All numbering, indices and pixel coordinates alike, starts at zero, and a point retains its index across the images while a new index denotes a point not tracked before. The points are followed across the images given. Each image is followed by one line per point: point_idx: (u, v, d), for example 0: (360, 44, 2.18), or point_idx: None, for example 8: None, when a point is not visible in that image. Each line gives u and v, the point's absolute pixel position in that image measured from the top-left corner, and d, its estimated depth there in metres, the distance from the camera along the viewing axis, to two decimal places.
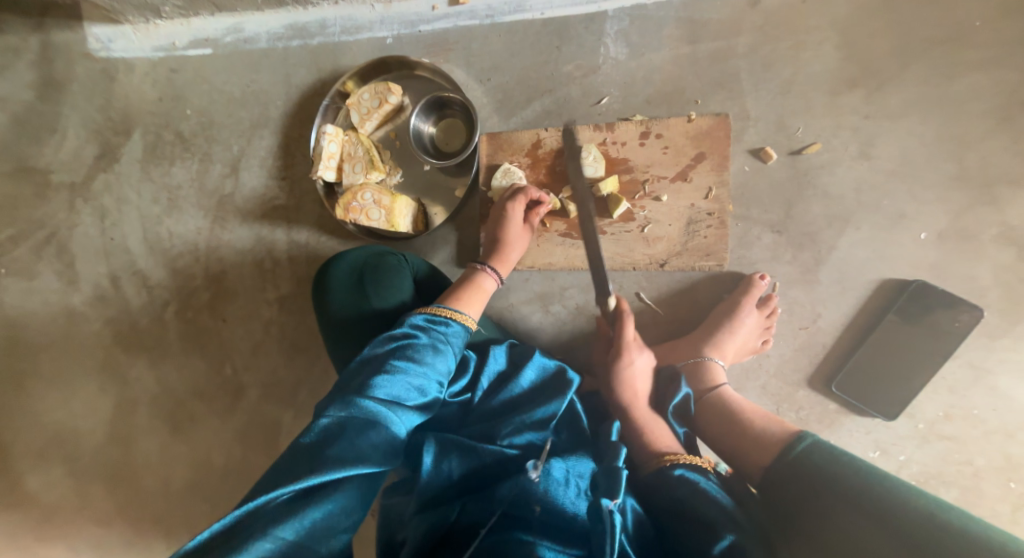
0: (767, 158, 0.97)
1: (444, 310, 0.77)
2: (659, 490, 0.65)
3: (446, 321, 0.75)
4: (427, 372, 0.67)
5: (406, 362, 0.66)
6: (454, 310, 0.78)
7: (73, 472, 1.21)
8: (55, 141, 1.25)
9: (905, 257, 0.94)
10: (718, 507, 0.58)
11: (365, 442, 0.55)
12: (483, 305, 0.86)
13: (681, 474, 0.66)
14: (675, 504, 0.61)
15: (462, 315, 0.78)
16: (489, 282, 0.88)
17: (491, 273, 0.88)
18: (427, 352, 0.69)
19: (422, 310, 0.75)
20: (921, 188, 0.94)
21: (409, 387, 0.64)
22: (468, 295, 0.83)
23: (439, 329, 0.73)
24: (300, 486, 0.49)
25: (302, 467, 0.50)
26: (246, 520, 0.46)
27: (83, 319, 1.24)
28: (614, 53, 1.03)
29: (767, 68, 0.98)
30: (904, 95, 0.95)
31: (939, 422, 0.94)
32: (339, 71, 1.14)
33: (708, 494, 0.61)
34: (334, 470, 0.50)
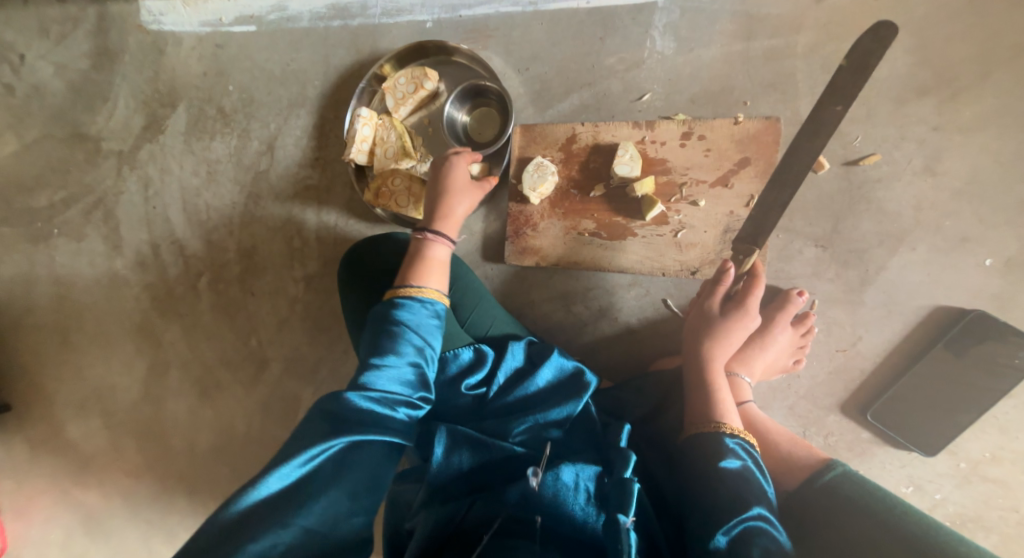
0: (818, 168, 0.89)
1: (398, 290, 0.71)
2: (698, 451, 0.62)
3: (398, 302, 0.69)
4: (413, 356, 0.63)
5: (384, 356, 0.61)
6: (412, 290, 0.72)
7: (107, 427, 1.28)
8: (107, 110, 1.29)
9: (963, 284, 0.87)
10: (754, 490, 0.55)
11: (377, 420, 0.55)
12: (444, 276, 0.79)
13: (732, 444, 0.61)
14: (709, 471, 0.58)
15: (414, 289, 0.71)
16: (437, 250, 0.80)
17: (441, 240, 0.80)
18: (404, 343, 0.64)
19: (382, 301, 0.70)
20: (989, 210, 0.86)
21: (390, 380, 0.60)
22: (421, 271, 0.77)
23: (399, 314, 0.67)
24: (327, 453, 0.50)
25: (324, 443, 0.52)
26: (275, 494, 0.47)
27: (124, 282, 1.29)
28: (661, 47, 0.98)
29: (826, 70, 0.91)
30: (979, 107, 0.86)
31: (984, 463, 0.87)
32: (377, 53, 1.13)
33: (750, 477, 0.57)
34: (353, 448, 0.52)
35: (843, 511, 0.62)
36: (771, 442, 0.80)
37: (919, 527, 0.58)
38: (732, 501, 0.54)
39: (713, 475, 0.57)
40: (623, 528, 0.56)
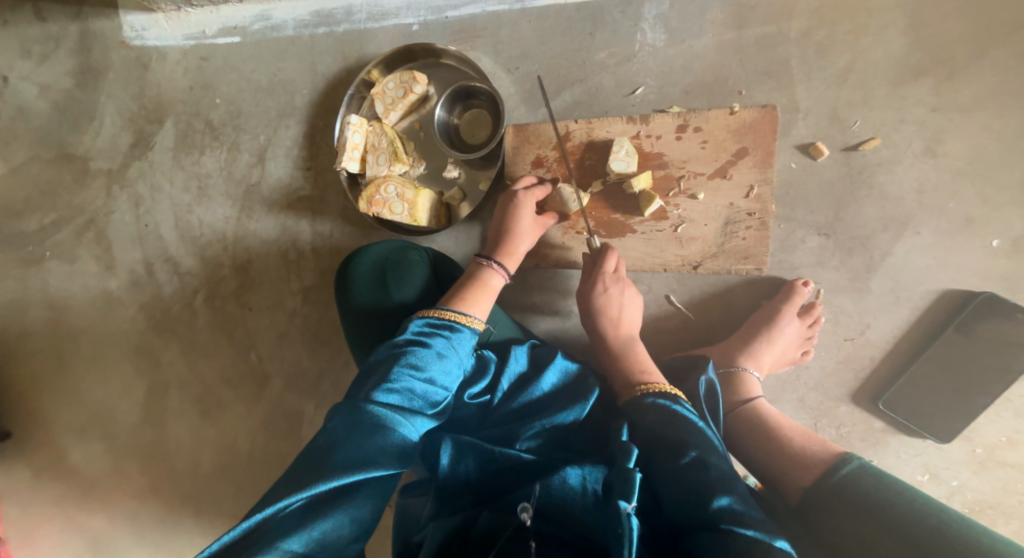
0: (817, 155, 0.89)
1: (451, 313, 0.76)
2: (647, 416, 0.63)
3: (451, 326, 0.74)
4: (432, 378, 0.67)
5: (409, 371, 0.66)
6: (460, 313, 0.77)
7: (110, 450, 1.26)
8: (93, 129, 1.28)
9: (971, 267, 0.86)
10: (708, 447, 0.57)
11: (370, 445, 0.55)
12: (491, 304, 0.84)
13: (652, 402, 0.64)
14: (656, 431, 0.60)
15: (466, 317, 0.77)
16: (493, 277, 0.85)
17: (499, 271, 0.85)
18: (424, 362, 0.68)
19: (426, 314, 0.75)
20: (993, 190, 0.85)
21: (411, 394, 0.64)
22: (473, 296, 0.82)
23: (443, 335, 0.72)
24: (310, 493, 0.50)
25: (309, 475, 0.52)
26: (261, 530, 0.47)
27: (119, 303, 1.27)
28: (651, 40, 0.96)
29: (821, 55, 0.90)
30: (979, 85, 0.85)
31: (1000, 448, 0.86)
32: (364, 59, 1.11)
33: (704, 436, 0.58)
34: (340, 478, 0.51)
35: (860, 503, 0.60)
36: (783, 436, 0.77)
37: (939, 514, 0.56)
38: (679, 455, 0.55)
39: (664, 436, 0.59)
40: (623, 513, 0.51)
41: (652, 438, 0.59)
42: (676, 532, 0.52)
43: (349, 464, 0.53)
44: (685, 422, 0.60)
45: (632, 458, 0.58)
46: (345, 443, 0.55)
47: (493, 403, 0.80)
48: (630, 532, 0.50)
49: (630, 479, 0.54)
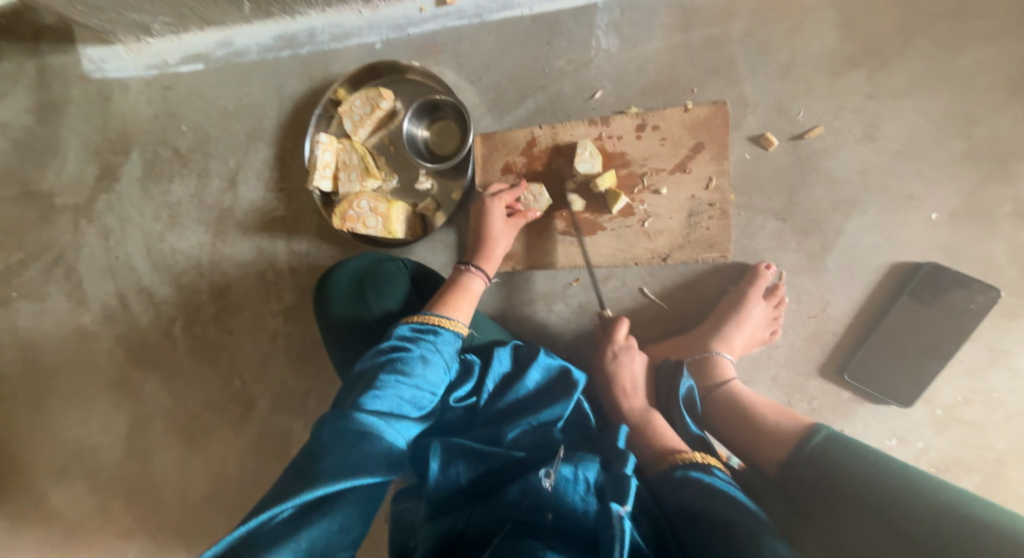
0: (767, 145, 0.95)
1: (435, 317, 0.79)
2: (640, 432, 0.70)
3: (435, 329, 0.77)
4: (419, 383, 0.69)
5: (397, 376, 0.68)
6: (441, 316, 0.80)
7: (92, 489, 1.23)
8: (57, 164, 1.26)
9: (915, 240, 0.92)
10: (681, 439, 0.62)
11: (359, 453, 0.57)
12: (473, 308, 0.87)
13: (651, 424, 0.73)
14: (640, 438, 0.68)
15: (450, 320, 0.80)
16: (474, 282, 0.88)
17: (478, 274, 0.89)
18: (411, 367, 0.70)
19: (410, 319, 0.78)
20: (929, 168, 0.91)
21: (400, 399, 0.66)
22: (456, 300, 0.85)
23: (428, 339, 0.75)
24: (299, 502, 0.51)
25: (297, 485, 0.52)
26: (249, 540, 0.48)
27: (94, 338, 1.25)
28: (606, 46, 1.01)
29: (763, 52, 0.96)
30: (907, 72, 0.92)
31: (957, 407, 0.92)
32: (330, 79, 1.13)
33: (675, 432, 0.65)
34: (327, 485, 0.52)
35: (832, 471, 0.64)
36: (758, 413, 0.81)
37: (904, 475, 0.60)
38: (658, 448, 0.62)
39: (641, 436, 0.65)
40: (616, 515, 0.56)
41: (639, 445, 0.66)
42: None
43: (336, 471, 0.53)
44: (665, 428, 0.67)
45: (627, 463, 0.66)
46: (332, 452, 0.56)
47: (479, 403, 0.82)
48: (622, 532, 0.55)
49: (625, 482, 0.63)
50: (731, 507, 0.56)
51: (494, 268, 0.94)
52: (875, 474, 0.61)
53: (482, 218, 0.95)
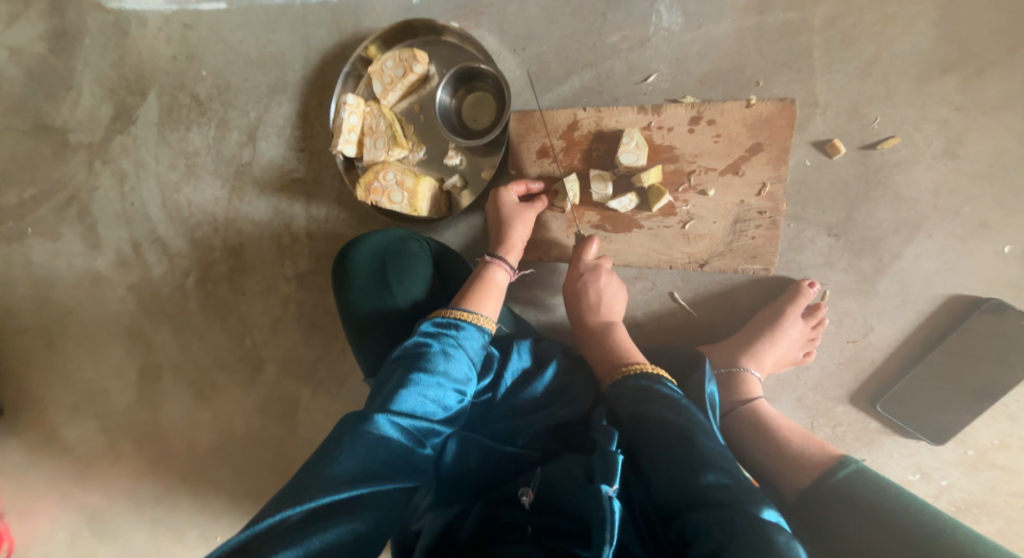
0: (833, 153, 0.86)
1: (458, 312, 0.73)
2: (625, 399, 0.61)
3: (457, 324, 0.71)
4: (442, 382, 0.64)
5: (420, 374, 0.63)
6: (466, 310, 0.74)
7: (104, 431, 1.25)
8: (72, 99, 1.21)
9: (980, 272, 0.85)
10: (697, 423, 0.55)
11: (375, 458, 0.52)
12: (499, 302, 0.81)
13: (634, 383, 0.62)
14: (638, 411, 0.58)
15: (474, 315, 0.74)
16: (497, 274, 0.83)
17: (501, 266, 0.84)
18: (434, 362, 0.65)
19: (438, 313, 0.73)
20: (1009, 194, 0.83)
21: (422, 401, 0.61)
22: (479, 294, 0.79)
23: (451, 334, 0.70)
24: (314, 505, 0.46)
25: (309, 488, 0.48)
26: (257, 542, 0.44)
27: (107, 283, 1.24)
28: (667, 23, 0.91)
29: (844, 47, 0.85)
30: (1006, 85, 0.81)
31: (991, 450, 0.87)
32: (361, 33, 1.05)
33: (691, 416, 0.55)
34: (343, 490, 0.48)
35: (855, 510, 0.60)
36: (782, 437, 0.77)
37: (935, 522, 0.55)
38: (678, 445, 0.51)
39: (649, 414, 0.56)
40: (606, 498, 0.50)
41: (636, 423, 0.56)
42: (666, 510, 0.49)
43: (350, 478, 0.49)
44: (663, 398, 0.58)
45: (614, 442, 0.55)
46: (345, 455, 0.51)
47: (493, 399, 0.77)
48: (612, 518, 0.49)
49: (612, 460, 0.53)
50: (672, 410, 0.56)
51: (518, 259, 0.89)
52: (904, 517, 0.56)
53: (504, 210, 0.89)
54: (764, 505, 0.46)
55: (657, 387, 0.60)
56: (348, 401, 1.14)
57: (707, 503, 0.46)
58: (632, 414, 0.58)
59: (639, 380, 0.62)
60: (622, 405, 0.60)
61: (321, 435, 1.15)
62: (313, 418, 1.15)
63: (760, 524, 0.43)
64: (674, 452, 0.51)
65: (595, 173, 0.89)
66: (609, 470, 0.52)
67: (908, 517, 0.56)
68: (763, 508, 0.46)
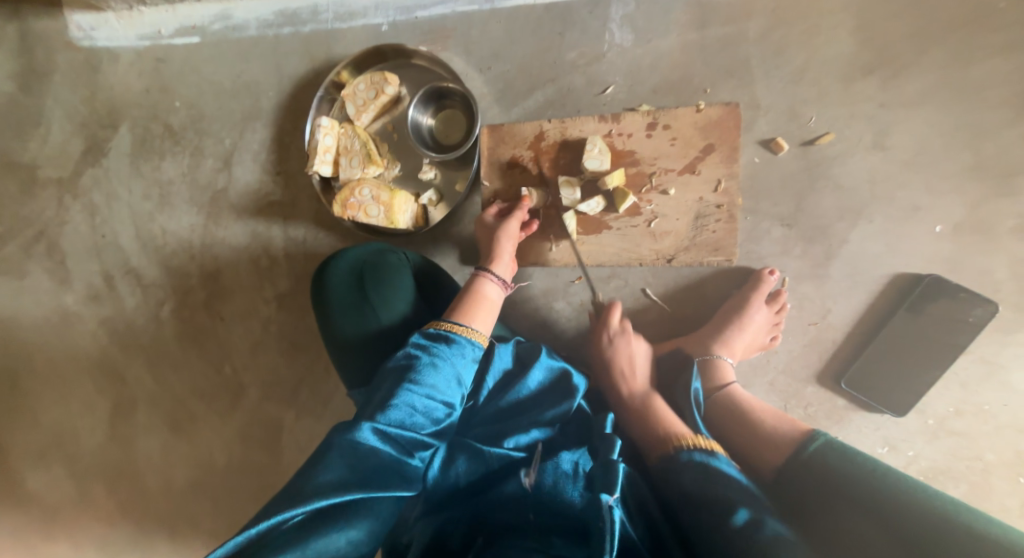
0: (778, 149, 0.94)
1: (448, 324, 0.74)
2: (675, 473, 0.61)
3: (447, 337, 0.71)
4: (429, 393, 0.64)
5: (409, 385, 0.64)
6: (455, 324, 0.75)
7: (73, 473, 1.20)
8: (40, 135, 1.21)
9: (919, 251, 0.92)
10: (728, 467, 0.59)
11: (367, 463, 0.54)
12: (492, 316, 0.83)
13: (687, 459, 0.61)
14: (689, 488, 0.57)
15: (465, 329, 0.74)
16: (491, 289, 0.85)
17: (490, 279, 0.85)
18: (421, 375, 0.65)
19: (432, 326, 0.73)
20: (936, 178, 0.91)
21: (412, 410, 0.62)
22: (470, 309, 0.80)
23: (440, 346, 0.70)
24: (310, 509, 0.48)
25: (304, 492, 0.49)
26: (255, 546, 0.45)
27: (77, 319, 1.21)
28: (619, 40, 0.99)
29: (778, 54, 0.94)
30: (922, 82, 0.91)
31: (949, 418, 0.93)
32: (332, 60, 1.10)
33: (735, 485, 0.55)
34: (339, 494, 0.50)
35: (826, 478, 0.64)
36: (757, 417, 0.81)
37: (898, 484, 0.58)
38: (722, 509, 0.52)
39: (697, 490, 0.56)
40: (605, 506, 0.57)
41: (684, 496, 0.57)
42: None
43: (342, 482, 0.51)
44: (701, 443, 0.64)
45: (613, 452, 0.66)
46: (338, 461, 0.53)
47: (476, 405, 0.79)
48: (609, 523, 0.56)
49: (612, 471, 0.62)
50: (728, 486, 0.55)
51: (507, 272, 0.91)
52: (872, 483, 0.59)
53: (491, 227, 0.94)
54: (794, 540, 0.50)
55: (712, 464, 0.59)
56: (332, 421, 1.13)
57: (737, 529, 0.50)
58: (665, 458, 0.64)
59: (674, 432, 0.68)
60: (672, 484, 0.60)
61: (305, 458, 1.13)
62: (296, 441, 1.14)
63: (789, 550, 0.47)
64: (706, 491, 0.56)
65: (564, 179, 0.94)
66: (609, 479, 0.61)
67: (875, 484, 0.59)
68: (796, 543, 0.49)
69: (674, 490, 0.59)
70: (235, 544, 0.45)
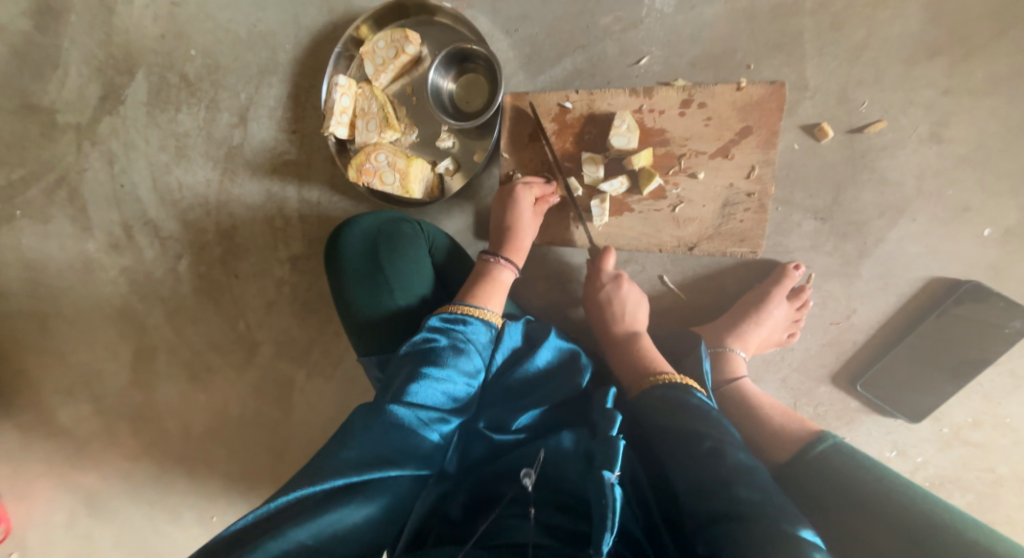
0: (821, 137, 0.87)
1: (463, 307, 0.75)
2: (650, 409, 0.62)
3: (464, 319, 0.73)
4: (451, 374, 0.65)
5: (429, 368, 0.64)
6: (471, 306, 0.75)
7: (99, 412, 1.26)
8: (58, 78, 1.19)
9: (960, 255, 0.86)
10: (729, 439, 0.54)
11: (384, 445, 0.54)
12: (504, 299, 0.82)
13: (661, 392, 0.62)
14: (663, 421, 0.58)
15: (478, 311, 0.75)
16: (504, 273, 0.84)
17: (508, 265, 0.83)
18: (444, 356, 0.66)
19: (452, 309, 0.74)
20: (991, 179, 0.84)
21: (432, 392, 0.62)
22: (486, 291, 0.80)
23: (458, 330, 0.71)
24: (328, 486, 0.49)
25: (320, 473, 0.51)
26: (274, 517, 0.46)
27: (98, 266, 1.23)
28: (659, 5, 0.91)
29: (835, 30, 0.86)
30: (992, 70, 0.83)
31: (966, 428, 0.90)
32: (352, 12, 1.04)
33: (707, 418, 0.56)
34: (357, 473, 0.51)
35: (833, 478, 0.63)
36: (766, 414, 0.79)
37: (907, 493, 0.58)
38: (688, 441, 0.54)
39: (668, 425, 0.57)
40: (607, 483, 0.51)
41: (659, 432, 0.57)
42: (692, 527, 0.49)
43: (358, 463, 0.52)
44: (696, 410, 0.58)
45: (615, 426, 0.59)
46: (357, 440, 0.54)
47: (487, 380, 0.75)
48: (613, 503, 0.50)
49: (613, 447, 0.55)
50: (702, 420, 0.56)
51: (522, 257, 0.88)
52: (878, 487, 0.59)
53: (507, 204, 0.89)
54: (800, 523, 0.46)
55: (687, 397, 0.60)
56: (342, 383, 1.15)
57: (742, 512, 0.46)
58: (658, 427, 0.58)
59: (667, 389, 0.62)
60: (647, 418, 0.61)
61: (315, 416, 1.17)
62: (307, 399, 1.17)
63: (794, 539, 0.43)
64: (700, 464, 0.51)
65: (587, 156, 0.90)
66: (609, 454, 0.54)
67: (887, 490, 0.58)
68: (800, 526, 0.45)
69: (650, 424, 0.60)
70: (258, 514, 0.47)
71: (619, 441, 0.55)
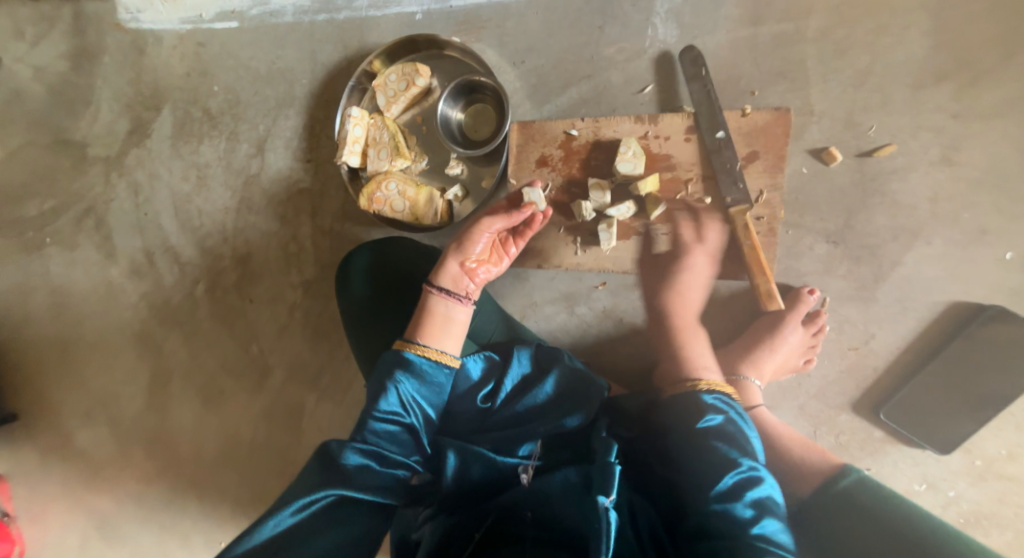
0: (830, 160, 0.87)
1: (410, 345, 0.67)
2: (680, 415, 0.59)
3: (409, 358, 0.64)
4: (408, 414, 0.60)
5: (384, 404, 0.59)
6: (415, 345, 0.66)
7: (114, 435, 1.28)
8: (91, 114, 1.25)
9: (981, 278, 0.84)
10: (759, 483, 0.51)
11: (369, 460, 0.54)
12: (448, 338, 0.71)
13: (706, 399, 0.59)
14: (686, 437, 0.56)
15: (421, 347, 0.66)
16: (453, 309, 0.73)
17: (442, 298, 0.73)
18: (394, 395, 0.60)
19: (403, 348, 0.66)
20: (1008, 200, 0.83)
21: (389, 430, 0.58)
22: (423, 328, 0.71)
23: (410, 364, 0.63)
24: (318, 504, 0.49)
25: (315, 485, 0.50)
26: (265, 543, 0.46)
27: (120, 292, 1.27)
28: (663, 35, 0.93)
29: (838, 56, 0.87)
30: (1001, 92, 0.82)
31: (998, 460, 0.86)
32: (365, 48, 1.08)
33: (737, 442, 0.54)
34: (349, 489, 0.50)
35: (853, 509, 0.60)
36: (787, 448, 0.78)
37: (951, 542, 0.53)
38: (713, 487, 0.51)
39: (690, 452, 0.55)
40: (600, 508, 0.52)
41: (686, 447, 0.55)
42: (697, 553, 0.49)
43: (345, 479, 0.51)
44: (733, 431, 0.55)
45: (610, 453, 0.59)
46: (343, 460, 0.53)
47: (492, 408, 0.71)
48: (608, 528, 0.50)
49: (608, 473, 0.56)
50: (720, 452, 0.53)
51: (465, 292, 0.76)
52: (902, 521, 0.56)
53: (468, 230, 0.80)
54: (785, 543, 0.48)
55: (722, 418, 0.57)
56: (352, 407, 1.15)
57: (735, 528, 0.47)
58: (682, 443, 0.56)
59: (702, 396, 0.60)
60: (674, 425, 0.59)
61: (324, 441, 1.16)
62: (317, 424, 1.17)
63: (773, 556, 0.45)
64: (711, 464, 0.52)
65: (594, 181, 0.90)
66: (603, 481, 0.55)
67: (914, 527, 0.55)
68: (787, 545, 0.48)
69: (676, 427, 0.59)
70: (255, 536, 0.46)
71: (612, 466, 0.56)
